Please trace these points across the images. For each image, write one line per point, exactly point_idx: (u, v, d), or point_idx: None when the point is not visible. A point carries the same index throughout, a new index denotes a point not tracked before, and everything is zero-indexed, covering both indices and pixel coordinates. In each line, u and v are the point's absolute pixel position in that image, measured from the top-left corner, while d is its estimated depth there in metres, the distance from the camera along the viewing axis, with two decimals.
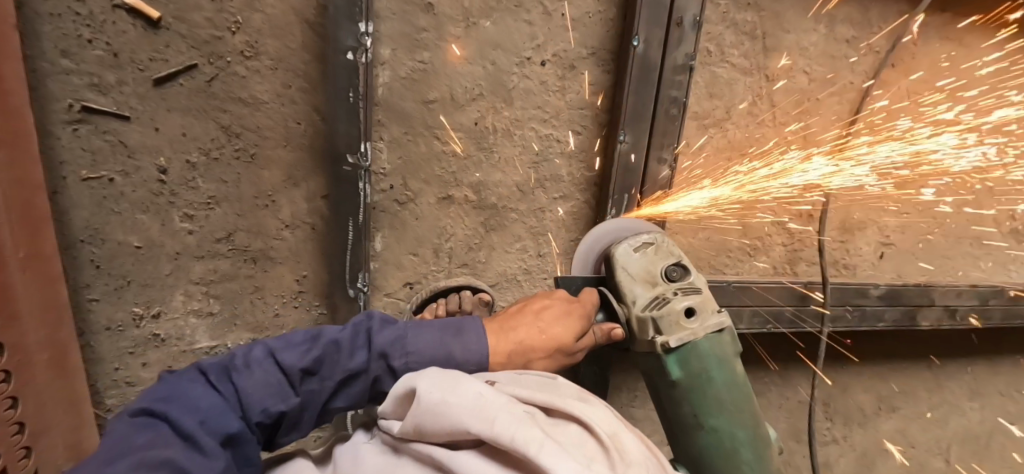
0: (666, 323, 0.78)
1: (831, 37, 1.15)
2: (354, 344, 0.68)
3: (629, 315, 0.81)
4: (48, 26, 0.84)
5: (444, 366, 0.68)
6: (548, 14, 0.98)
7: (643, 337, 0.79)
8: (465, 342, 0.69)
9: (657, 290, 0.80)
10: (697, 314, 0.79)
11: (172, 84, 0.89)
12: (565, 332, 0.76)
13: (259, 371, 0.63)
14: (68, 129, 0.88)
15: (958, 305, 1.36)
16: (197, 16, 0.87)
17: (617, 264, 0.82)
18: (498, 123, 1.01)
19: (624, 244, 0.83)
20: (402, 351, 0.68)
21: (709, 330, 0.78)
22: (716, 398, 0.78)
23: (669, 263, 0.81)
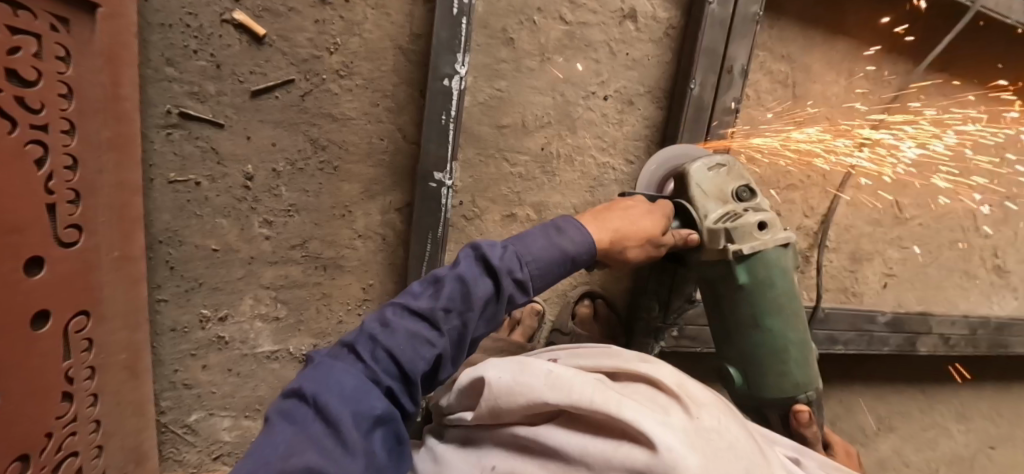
0: (739, 233, 0.89)
1: (850, 88, 1.28)
2: (474, 273, 0.67)
3: (701, 226, 0.92)
4: (156, 35, 0.88)
5: (561, 262, 0.73)
6: (613, 54, 1.07)
7: (714, 246, 0.91)
8: (570, 236, 0.74)
9: (729, 206, 0.92)
10: (767, 228, 0.91)
11: (268, 97, 0.94)
12: (652, 222, 0.85)
13: (399, 327, 0.62)
14: (162, 133, 0.91)
15: (950, 333, 1.50)
16: (299, 36, 0.93)
17: (693, 181, 0.93)
18: (562, 149, 1.09)
19: (699, 163, 0.94)
20: (521, 264, 0.70)
21: (778, 242, 0.91)
22: (774, 302, 0.93)
23: (739, 185, 0.94)
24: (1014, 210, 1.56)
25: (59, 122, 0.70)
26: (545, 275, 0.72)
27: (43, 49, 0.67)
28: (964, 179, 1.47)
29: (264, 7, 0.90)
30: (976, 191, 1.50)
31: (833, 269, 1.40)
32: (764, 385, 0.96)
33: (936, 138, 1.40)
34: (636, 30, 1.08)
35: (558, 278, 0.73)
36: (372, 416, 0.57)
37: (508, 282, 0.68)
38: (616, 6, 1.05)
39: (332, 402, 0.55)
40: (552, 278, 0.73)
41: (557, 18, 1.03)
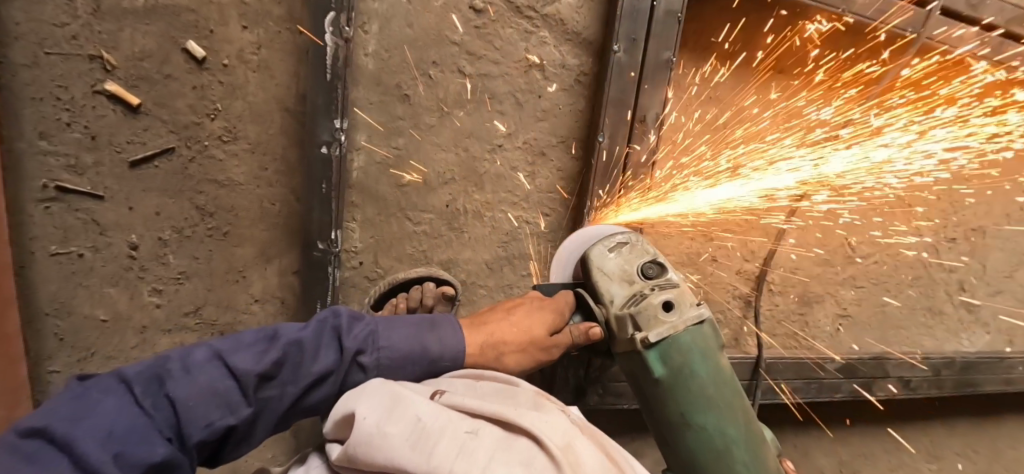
0: (644, 319, 0.74)
1: (787, 126, 1.23)
2: (318, 344, 0.64)
3: (607, 314, 0.78)
4: (29, 109, 0.86)
5: (418, 360, 0.69)
6: (520, 105, 1.02)
7: (623, 336, 0.76)
8: (439, 335, 0.71)
9: (633, 288, 0.77)
10: (676, 307, 0.75)
11: (150, 166, 0.91)
12: (538, 324, 0.79)
13: (204, 376, 0.56)
14: (41, 207, 0.89)
15: (912, 375, 1.43)
16: (178, 102, 0.90)
17: (593, 266, 0.80)
18: (469, 205, 1.04)
19: (598, 245, 0.81)
20: (373, 347, 0.67)
21: (688, 322, 0.74)
22: (700, 394, 0.73)
23: (644, 260, 0.79)
24: (979, 242, 1.49)
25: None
26: (394, 368, 0.68)
27: None
28: (921, 213, 1.41)
29: (139, 76, 0.88)
30: (935, 225, 1.44)
31: (779, 311, 1.35)
32: None
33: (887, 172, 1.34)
34: (545, 80, 1.03)
35: (407, 373, 0.69)
36: (141, 467, 0.50)
37: (350, 361, 0.65)
38: (521, 56, 1.01)
39: (90, 446, 0.48)
40: (400, 373, 0.69)
41: (457, 72, 0.98)
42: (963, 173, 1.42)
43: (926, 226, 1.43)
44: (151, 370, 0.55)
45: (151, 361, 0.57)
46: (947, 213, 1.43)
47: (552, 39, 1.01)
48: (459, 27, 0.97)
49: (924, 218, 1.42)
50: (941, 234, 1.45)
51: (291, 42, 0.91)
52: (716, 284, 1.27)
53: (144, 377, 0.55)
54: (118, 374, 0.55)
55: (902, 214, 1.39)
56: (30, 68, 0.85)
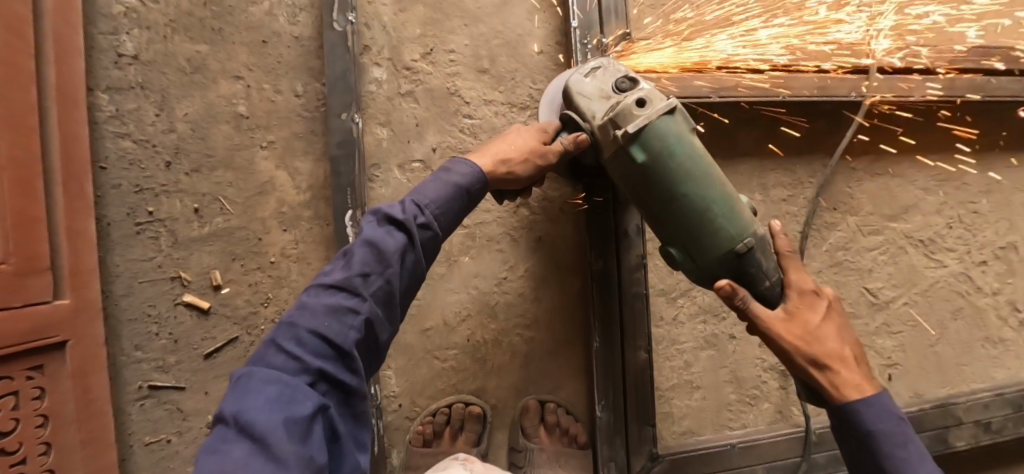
0: (622, 116, 0.83)
1: (766, 200, 1.32)
2: (381, 233, 0.72)
3: (591, 127, 0.87)
4: (127, 327, 1.08)
5: (455, 202, 0.79)
6: (515, 240, 1.18)
7: (608, 139, 0.85)
8: (457, 172, 0.81)
9: (612, 99, 0.85)
10: (648, 102, 0.83)
11: (219, 355, 1.11)
12: (531, 137, 0.89)
13: (320, 304, 0.67)
14: (137, 405, 1.08)
15: (990, 417, 1.35)
16: (237, 299, 1.11)
17: (574, 92, 0.89)
18: (486, 334, 1.18)
19: (575, 76, 0.90)
20: (421, 210, 0.75)
21: (660, 111, 0.82)
22: (681, 168, 0.83)
23: (618, 78, 0.88)
24: (1015, 260, 1.46)
25: (36, 447, 0.92)
26: (445, 213, 0.78)
27: (20, 397, 0.91)
28: (937, 246, 1.42)
29: (207, 285, 1.10)
30: (960, 254, 1.43)
31: None
32: (703, 258, 0.86)
33: (882, 216, 1.39)
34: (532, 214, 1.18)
35: (456, 216, 0.80)
36: (303, 415, 0.60)
37: (417, 226, 0.74)
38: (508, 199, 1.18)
39: (257, 414, 0.58)
40: (452, 213, 0.79)
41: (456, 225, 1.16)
42: (966, 200, 1.43)
43: (948, 256, 1.42)
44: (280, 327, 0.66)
45: (278, 323, 0.67)
46: (966, 240, 1.43)
47: None
48: None
49: (942, 252, 1.42)
50: (971, 260, 1.43)
51: (320, 233, 1.13)
52: (742, 360, 1.30)
53: (279, 335, 0.66)
54: (256, 349, 0.66)
55: (916, 251, 1.41)
56: (127, 295, 1.08)
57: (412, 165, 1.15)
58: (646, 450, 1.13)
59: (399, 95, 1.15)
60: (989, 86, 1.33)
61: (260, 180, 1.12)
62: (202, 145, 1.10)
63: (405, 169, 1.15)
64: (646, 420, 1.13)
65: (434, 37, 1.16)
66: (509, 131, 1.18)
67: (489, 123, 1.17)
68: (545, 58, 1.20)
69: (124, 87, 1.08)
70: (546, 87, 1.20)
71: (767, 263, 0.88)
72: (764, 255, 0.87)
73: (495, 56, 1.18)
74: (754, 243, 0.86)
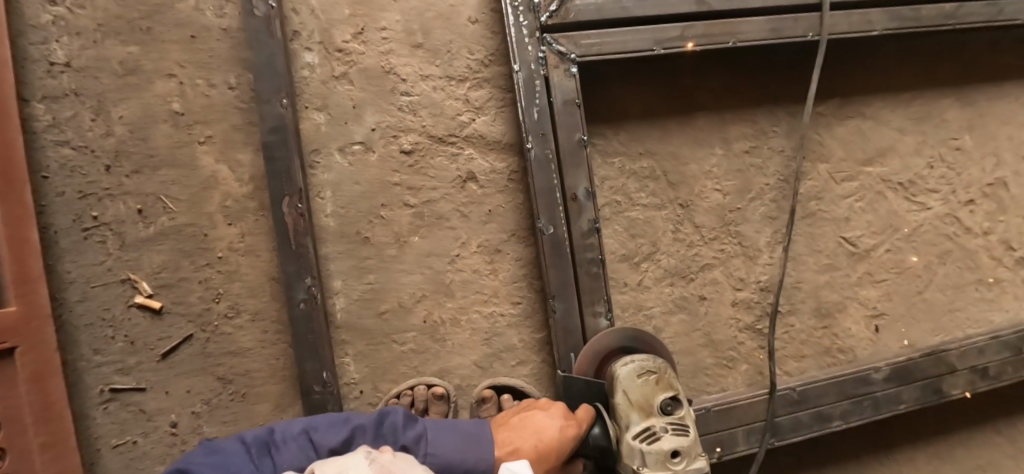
0: (651, 459, 0.86)
1: (729, 154, 1.27)
2: (381, 437, 0.84)
3: (620, 439, 0.91)
4: (84, 333, 1.09)
5: (456, 470, 0.84)
6: (466, 216, 1.16)
7: (629, 462, 0.89)
8: (479, 451, 0.85)
9: (650, 420, 0.89)
10: (682, 456, 0.87)
11: (177, 353, 1.11)
12: (557, 438, 0.89)
13: (296, 448, 0.79)
14: (101, 408, 1.09)
15: (987, 363, 1.27)
16: (190, 296, 1.11)
17: (619, 388, 0.94)
18: (444, 314, 1.15)
19: (625, 364, 0.96)
20: (422, 451, 0.83)
21: (690, 472, 0.86)
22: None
23: (667, 397, 0.91)
24: (1006, 196, 1.38)
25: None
26: (437, 473, 0.83)
27: None
28: (919, 188, 1.34)
29: (159, 285, 1.10)
30: (944, 194, 1.35)
31: (802, 333, 1.29)
32: None
33: (856, 161, 1.32)
34: (481, 188, 1.16)
35: None
36: None
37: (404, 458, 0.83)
38: (455, 175, 1.15)
39: None
40: None
41: (404, 205, 1.14)
42: (947, 137, 1.36)
43: (931, 198, 1.35)
44: (262, 436, 0.80)
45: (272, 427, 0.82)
46: (950, 179, 1.36)
47: (477, 153, 1.16)
48: (397, 170, 1.14)
49: (924, 194, 1.35)
50: (956, 200, 1.36)
51: (267, 225, 1.12)
52: (715, 322, 1.25)
53: (257, 439, 0.79)
54: (231, 438, 0.80)
55: (896, 195, 1.33)
56: (82, 301, 1.09)
57: (354, 148, 1.13)
58: None
59: (334, 79, 1.13)
60: (959, 12, 1.25)
61: (202, 176, 1.11)
62: (141, 146, 1.10)
63: (347, 152, 1.13)
64: None
65: (364, 16, 1.14)
66: (450, 105, 1.15)
67: (428, 99, 1.15)
68: (480, 28, 1.17)
69: (59, 94, 1.08)
70: (485, 56, 1.17)
71: None
72: None
73: (428, 30, 1.15)
74: None
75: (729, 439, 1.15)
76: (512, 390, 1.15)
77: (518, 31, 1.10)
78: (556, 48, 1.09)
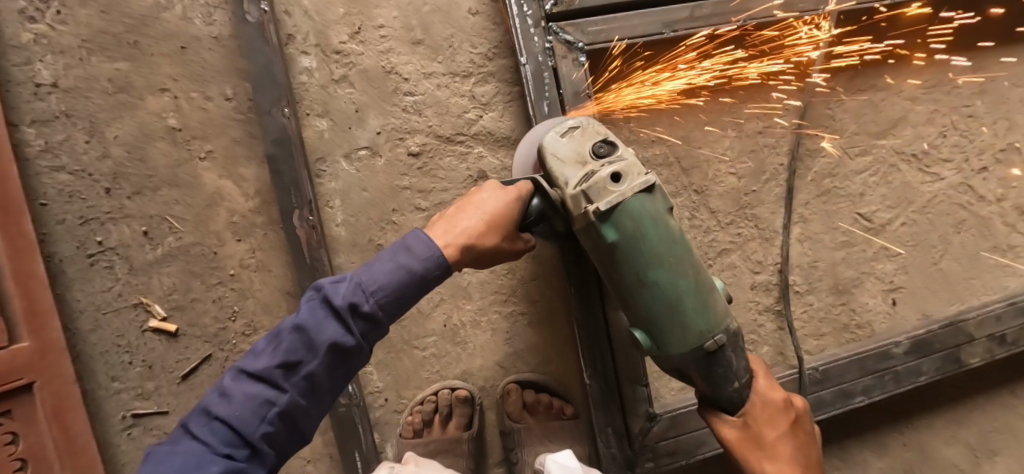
0: (595, 191, 0.77)
1: (741, 136, 1.25)
2: (317, 318, 0.64)
3: (563, 196, 0.80)
4: (99, 360, 1.07)
5: (409, 285, 0.69)
6: None
7: (579, 212, 0.78)
8: (416, 252, 0.70)
9: (587, 166, 0.79)
10: (624, 176, 0.78)
11: (196, 374, 1.09)
12: (502, 201, 0.79)
13: (242, 393, 0.62)
14: (125, 434, 1.08)
15: (1005, 329, 1.28)
16: (203, 316, 1.08)
17: (548, 152, 0.81)
18: (463, 316, 1.13)
19: (552, 135, 0.83)
20: (367, 295, 0.66)
21: (635, 188, 0.77)
22: (654, 254, 0.77)
23: (595, 141, 0.81)
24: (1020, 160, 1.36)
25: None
26: (396, 300, 0.68)
27: None
28: (932, 158, 1.33)
29: (172, 307, 1.08)
30: (958, 163, 1.34)
31: (820, 310, 1.29)
32: (668, 348, 0.81)
33: (869, 134, 1.30)
34: None
35: (409, 301, 0.69)
36: None
37: (357, 319, 0.65)
38: (465, 174, 1.12)
39: None
40: (407, 299, 0.69)
41: (415, 208, 1.11)
42: (959, 105, 1.34)
43: (945, 167, 1.34)
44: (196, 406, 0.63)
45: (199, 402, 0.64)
46: (963, 147, 1.34)
47: (487, 151, 1.12)
48: (405, 173, 1.11)
49: (937, 164, 1.33)
50: (970, 168, 1.35)
51: (276, 239, 1.09)
52: (734, 306, 1.25)
53: (195, 414, 0.63)
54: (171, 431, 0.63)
55: (909, 167, 1.32)
56: (94, 329, 1.07)
57: (359, 153, 1.10)
58: (643, 410, 1.07)
59: (334, 82, 1.09)
60: None
61: (206, 193, 1.08)
62: (139, 166, 1.06)
63: (352, 158, 1.09)
64: (637, 382, 1.07)
65: (360, 15, 1.09)
66: (455, 103, 1.11)
67: (432, 97, 1.11)
68: (482, 20, 1.12)
69: (49, 117, 1.04)
70: (488, 50, 1.12)
71: (739, 343, 0.84)
72: (734, 351, 0.83)
73: (428, 26, 1.10)
74: (725, 339, 0.82)
75: None
76: (535, 384, 1.15)
77: (523, 21, 1.05)
78: (563, 37, 1.05)
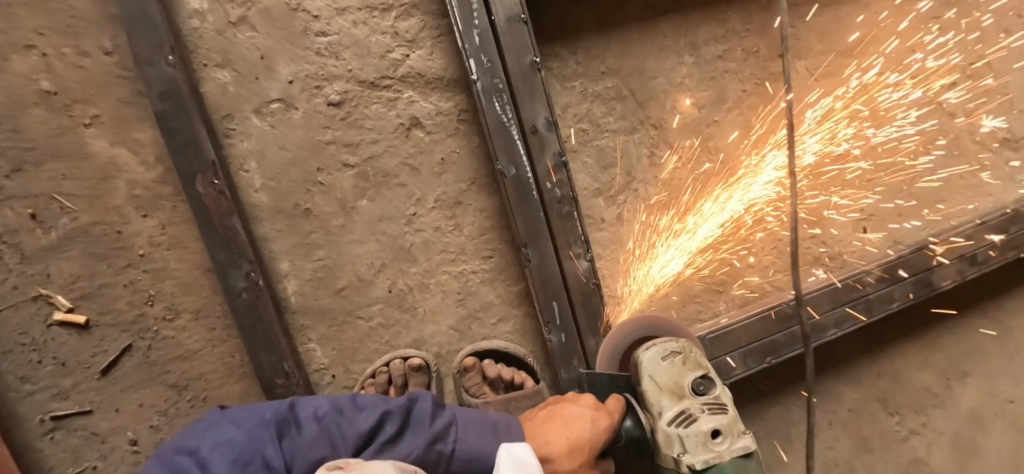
0: (692, 443, 0.74)
1: (699, 62, 1.14)
2: (397, 418, 0.71)
3: (655, 428, 0.78)
4: (2, 361, 0.96)
5: (481, 465, 0.71)
6: (416, 168, 1.02)
7: (668, 455, 0.76)
8: (509, 435, 0.74)
9: (684, 403, 0.77)
10: (724, 436, 0.74)
11: (118, 367, 0.99)
12: (593, 432, 0.75)
13: (302, 429, 0.67)
14: (47, 438, 0.98)
15: (976, 250, 1.23)
16: (117, 303, 0.97)
17: (645, 373, 0.80)
18: (409, 281, 1.04)
19: (653, 349, 0.82)
20: (448, 435, 0.71)
21: (735, 453, 0.73)
22: (718, 468, 0.73)
23: (701, 388, 0.78)
24: (991, 72, 1.28)
25: None
26: (464, 464, 0.71)
27: None
28: (901, 75, 1.25)
29: (78, 296, 0.96)
30: (928, 78, 1.26)
31: None
32: None
33: (833, 53, 1.22)
34: (428, 135, 1.01)
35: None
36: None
37: (432, 451, 0.69)
38: (395, 123, 1.00)
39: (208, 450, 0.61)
40: (467, 470, 0.71)
41: (343, 166, 0.99)
42: (928, 15, 1.25)
43: (914, 85, 1.26)
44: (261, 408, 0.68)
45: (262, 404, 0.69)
46: (933, 60, 1.26)
47: (418, 94, 1.00)
48: (327, 126, 0.98)
49: (907, 81, 1.25)
50: (941, 82, 1.26)
51: (187, 211, 0.97)
52: (702, 246, 1.17)
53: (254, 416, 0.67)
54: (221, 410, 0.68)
55: (878, 86, 1.24)
56: None
57: (272, 106, 0.97)
58: None
59: (231, 26, 0.94)
60: None
61: (99, 165, 0.94)
62: (12, 138, 0.92)
63: (264, 113, 0.97)
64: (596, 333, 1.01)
65: None
66: (376, 42, 0.98)
67: (349, 37, 0.97)
68: None
69: None
70: None
71: None
72: None
73: None
74: None
75: (727, 366, 1.10)
76: (494, 354, 1.04)
77: None
78: None
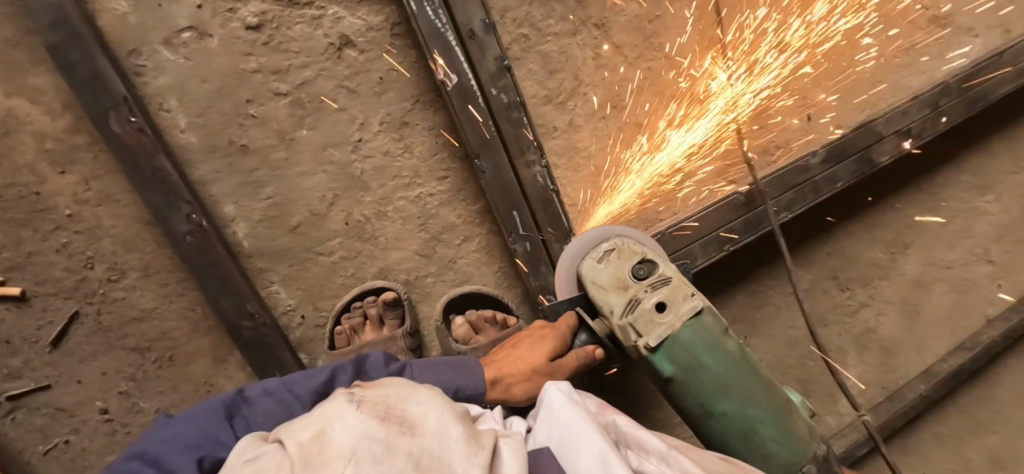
0: (642, 324, 0.73)
1: None
2: (358, 378, 0.68)
3: (611, 326, 0.77)
4: None
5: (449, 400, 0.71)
6: (354, 90, 0.96)
7: (629, 345, 0.75)
8: (467, 372, 0.73)
9: (628, 293, 0.76)
10: (670, 305, 0.73)
11: (68, 338, 0.94)
12: (541, 352, 0.79)
13: (268, 407, 0.64)
14: (9, 420, 0.95)
15: (911, 122, 1.20)
16: (52, 270, 0.91)
17: (588, 281, 0.79)
18: (366, 210, 1.00)
19: (587, 260, 0.80)
20: (412, 381, 0.70)
21: (684, 317, 0.72)
22: (719, 385, 0.72)
23: (635, 263, 0.77)
24: None
25: None
26: None
27: None
28: None
29: (7, 268, 0.90)
30: None
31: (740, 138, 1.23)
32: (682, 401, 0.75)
33: None
34: (362, 53, 0.94)
35: None
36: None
37: None
38: (324, 43, 0.93)
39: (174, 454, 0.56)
40: None
41: (274, 94, 0.93)
42: None
43: None
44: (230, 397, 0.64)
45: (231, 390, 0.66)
46: None
47: (345, 9, 0.93)
48: (249, 53, 0.91)
49: None
50: None
51: (109, 161, 0.89)
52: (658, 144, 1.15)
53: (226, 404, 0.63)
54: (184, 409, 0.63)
55: None
56: None
57: (183, 36, 0.89)
58: None
59: None
60: None
61: None
62: None
63: (176, 46, 0.89)
64: (562, 238, 0.99)
65: None
66: None
67: None
68: None
69: None
70: None
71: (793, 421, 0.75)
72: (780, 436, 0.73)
73: None
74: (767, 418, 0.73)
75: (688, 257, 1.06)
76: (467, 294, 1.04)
77: None
78: None
